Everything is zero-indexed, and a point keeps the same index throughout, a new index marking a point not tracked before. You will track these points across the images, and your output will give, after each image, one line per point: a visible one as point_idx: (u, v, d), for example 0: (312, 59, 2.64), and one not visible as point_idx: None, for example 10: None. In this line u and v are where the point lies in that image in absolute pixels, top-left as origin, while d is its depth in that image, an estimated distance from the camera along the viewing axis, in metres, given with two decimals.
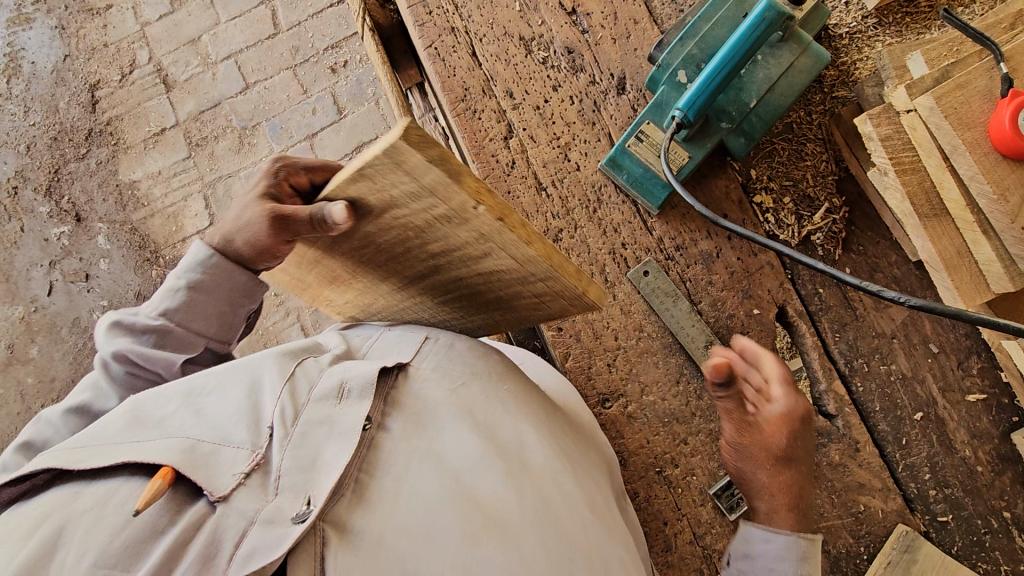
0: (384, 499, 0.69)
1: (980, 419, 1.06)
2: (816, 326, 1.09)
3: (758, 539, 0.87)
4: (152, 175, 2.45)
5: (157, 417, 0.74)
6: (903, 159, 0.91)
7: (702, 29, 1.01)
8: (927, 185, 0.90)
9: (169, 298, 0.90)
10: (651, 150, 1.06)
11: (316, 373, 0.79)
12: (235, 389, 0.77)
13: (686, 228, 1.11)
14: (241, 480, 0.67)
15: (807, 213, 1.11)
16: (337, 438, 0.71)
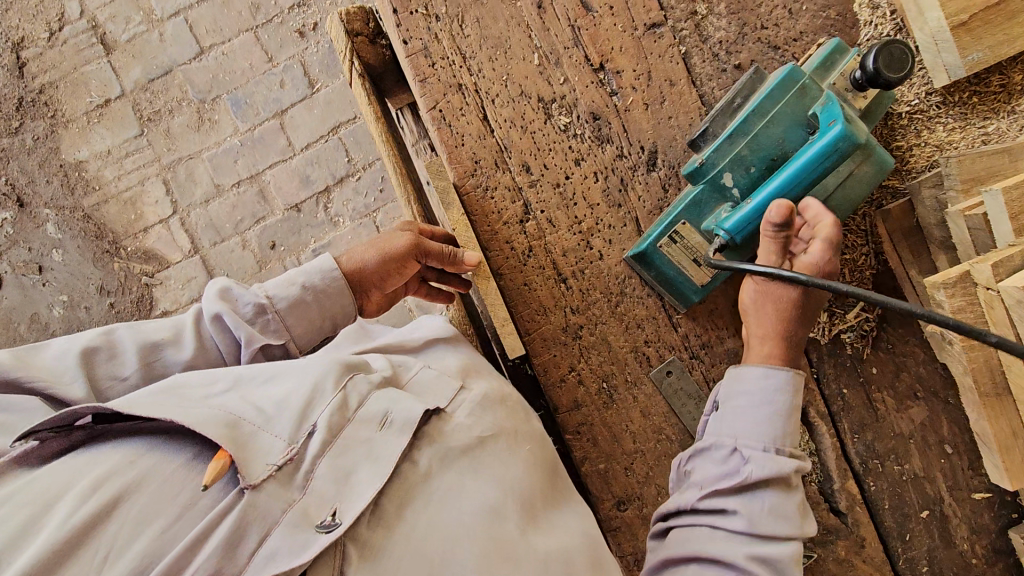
0: (410, 535, 0.73)
1: (982, 516, 1.08)
2: (836, 426, 1.07)
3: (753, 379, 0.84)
4: (100, 155, 2.18)
5: (205, 395, 0.78)
6: (973, 335, 0.87)
7: (754, 125, 0.89)
8: (994, 362, 0.86)
9: (283, 288, 0.92)
10: (685, 249, 0.96)
11: (366, 392, 0.81)
12: (286, 387, 0.79)
13: (714, 324, 1.04)
14: (271, 473, 0.70)
15: (840, 311, 1.05)
16: (373, 462, 0.74)
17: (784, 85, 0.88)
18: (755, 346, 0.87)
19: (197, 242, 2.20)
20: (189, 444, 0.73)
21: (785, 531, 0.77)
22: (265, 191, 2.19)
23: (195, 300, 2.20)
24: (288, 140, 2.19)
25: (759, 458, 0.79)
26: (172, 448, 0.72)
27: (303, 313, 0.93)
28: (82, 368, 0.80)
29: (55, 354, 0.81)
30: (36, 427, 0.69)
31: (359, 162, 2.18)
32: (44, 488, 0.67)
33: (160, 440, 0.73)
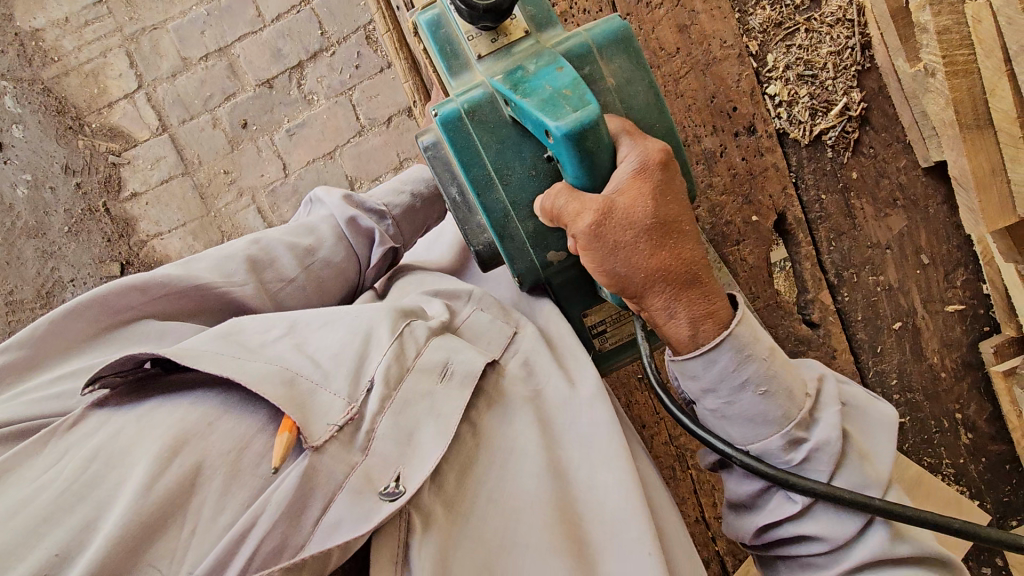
0: (481, 494, 0.75)
1: (954, 329, 1.07)
2: (813, 235, 1.05)
3: (703, 369, 0.74)
4: (57, 23, 2.07)
5: (260, 341, 0.78)
6: (956, 58, 0.92)
7: (492, 193, 0.82)
8: (978, 91, 0.93)
9: (395, 196, 1.08)
10: (608, 320, 0.96)
11: (423, 338, 0.81)
12: (346, 332, 0.79)
13: (691, 120, 1.00)
14: (333, 434, 0.70)
15: (822, 111, 1.00)
16: (436, 419, 0.75)
17: (465, 144, 0.81)
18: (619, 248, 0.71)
19: (165, 119, 2.10)
20: (259, 403, 0.72)
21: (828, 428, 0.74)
22: (235, 65, 2.09)
23: (166, 180, 2.12)
24: (257, 10, 2.07)
25: (743, 398, 0.74)
26: (243, 409, 0.71)
27: (415, 219, 1.10)
28: (249, 276, 0.93)
29: (210, 265, 0.92)
30: (99, 372, 0.70)
31: (332, 36, 2.07)
32: (112, 451, 0.66)
33: (212, 388, 0.72)
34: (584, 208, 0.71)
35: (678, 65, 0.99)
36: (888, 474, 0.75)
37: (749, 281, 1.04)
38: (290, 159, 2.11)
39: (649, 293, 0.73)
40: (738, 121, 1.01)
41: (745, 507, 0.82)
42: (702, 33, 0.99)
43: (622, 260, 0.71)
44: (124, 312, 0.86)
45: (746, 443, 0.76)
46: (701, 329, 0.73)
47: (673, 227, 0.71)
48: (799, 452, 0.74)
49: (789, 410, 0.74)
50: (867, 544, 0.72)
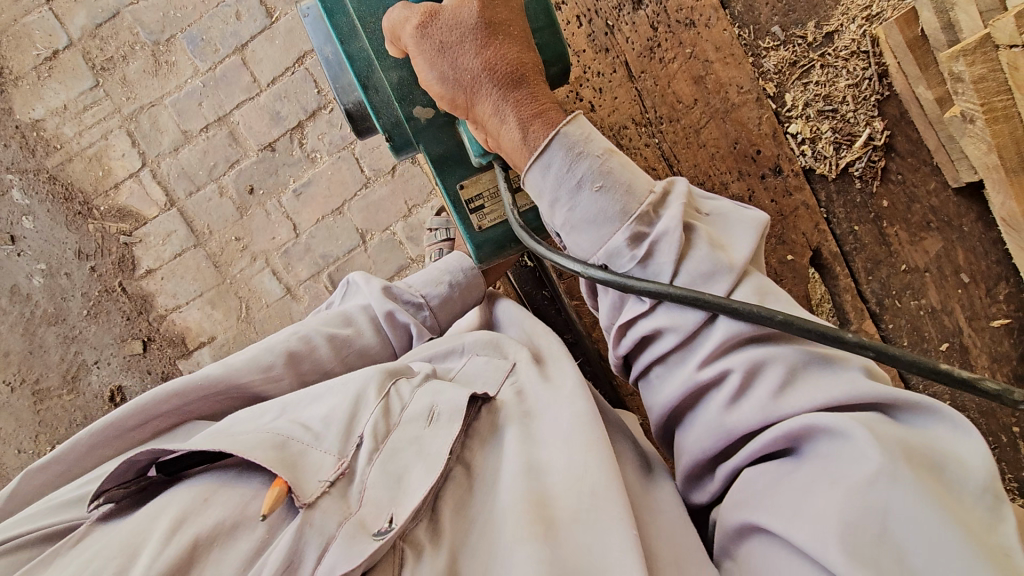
0: (475, 522, 0.75)
1: (1002, 343, 1.06)
2: (849, 267, 1.04)
3: (542, 173, 0.74)
4: (56, 111, 2.08)
5: (255, 425, 0.83)
6: (998, 104, 0.90)
7: (355, 42, 0.87)
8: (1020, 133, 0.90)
9: (434, 287, 1.07)
10: (486, 196, 0.98)
11: (409, 393, 0.87)
12: (333, 402, 0.85)
13: (716, 169, 0.99)
14: (325, 488, 0.73)
15: (846, 144, 1.00)
16: (424, 458, 0.78)
17: None
18: (460, 60, 0.73)
19: (172, 193, 2.11)
20: (254, 475, 0.76)
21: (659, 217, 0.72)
22: (236, 132, 2.09)
23: (179, 254, 2.12)
24: (252, 75, 2.08)
25: (585, 195, 0.73)
26: (241, 481, 0.75)
27: (451, 308, 1.08)
28: (286, 368, 0.93)
29: (248, 358, 0.93)
30: (102, 485, 0.72)
31: (330, 93, 2.07)
32: (114, 542, 0.69)
33: (210, 466, 0.77)
34: (411, 12, 0.74)
35: (697, 116, 0.98)
36: (743, 262, 0.71)
37: None
38: (299, 219, 2.12)
39: (478, 98, 0.75)
40: (763, 164, 1.00)
41: (615, 254, 0.74)
42: (718, 82, 0.98)
43: (451, 62, 0.73)
44: (161, 416, 0.87)
45: (595, 250, 0.75)
46: (531, 130, 0.74)
47: (500, 28, 0.74)
48: (642, 247, 0.73)
49: (632, 196, 0.73)
50: (716, 330, 0.69)
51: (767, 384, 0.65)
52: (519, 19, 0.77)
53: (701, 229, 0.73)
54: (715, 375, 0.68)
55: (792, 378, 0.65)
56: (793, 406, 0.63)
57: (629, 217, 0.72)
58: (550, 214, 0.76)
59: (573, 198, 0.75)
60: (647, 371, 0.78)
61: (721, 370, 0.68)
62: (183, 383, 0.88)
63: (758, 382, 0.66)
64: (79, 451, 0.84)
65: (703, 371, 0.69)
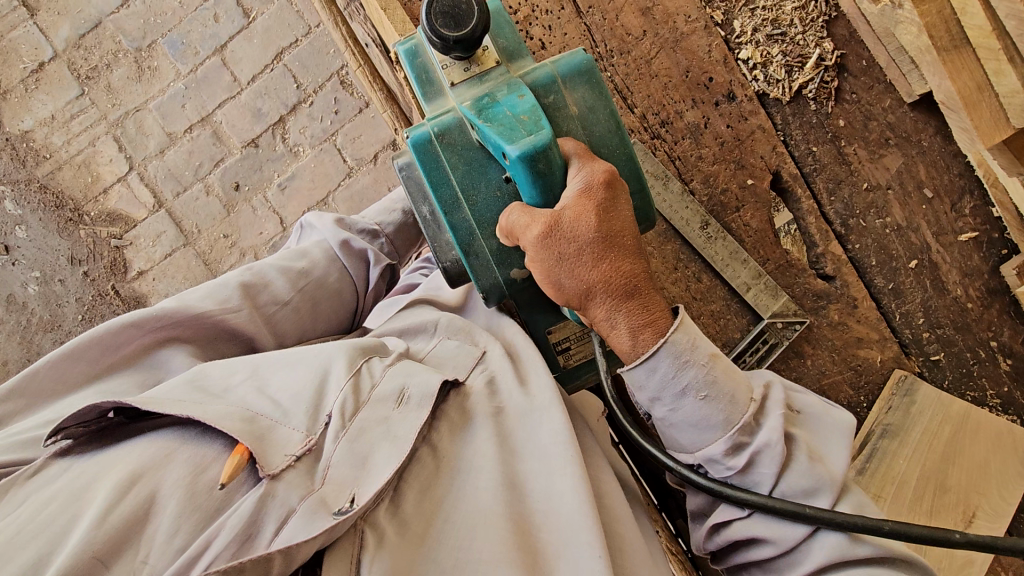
0: (443, 511, 0.77)
1: (972, 257, 1.06)
2: (810, 188, 1.04)
3: (647, 378, 0.75)
4: (44, 122, 2.13)
5: (224, 385, 0.83)
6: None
7: (458, 212, 0.85)
8: (947, 13, 0.96)
9: (386, 216, 1.15)
10: (572, 337, 0.98)
11: (383, 371, 0.86)
12: (303, 375, 0.85)
13: (670, 97, 1.01)
14: (292, 462, 0.74)
15: (796, 66, 1.01)
16: (391, 441, 0.79)
17: (433, 162, 0.83)
18: (563, 275, 0.74)
19: (159, 195, 2.14)
20: (218, 437, 0.76)
21: (724, 420, 0.75)
22: (219, 131, 2.13)
23: (169, 254, 2.15)
24: (232, 75, 2.13)
25: (687, 409, 0.75)
26: (202, 441, 0.75)
27: (404, 234, 1.16)
28: (244, 301, 0.94)
29: (205, 294, 0.94)
30: (63, 422, 0.75)
31: (308, 86, 2.12)
32: (70, 490, 0.71)
33: (172, 422, 0.77)
34: (534, 220, 0.74)
35: (647, 47, 1.00)
36: (842, 477, 0.74)
37: (757, 245, 1.04)
38: (285, 213, 2.14)
39: (592, 304, 0.75)
40: (716, 91, 1.01)
41: (710, 459, 0.76)
42: (665, 12, 1.00)
43: (567, 271, 0.74)
44: (121, 349, 0.89)
45: (694, 449, 0.78)
46: (640, 337, 0.74)
47: (616, 241, 0.74)
48: (741, 457, 0.75)
49: (740, 408, 0.75)
50: (821, 548, 0.71)
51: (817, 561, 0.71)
52: (634, 226, 0.76)
53: (800, 438, 0.75)
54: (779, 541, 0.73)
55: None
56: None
57: (736, 435, 0.74)
58: (648, 406, 0.79)
59: (678, 407, 0.76)
60: (742, 564, 0.79)
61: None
62: (141, 315, 0.90)
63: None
64: (38, 382, 0.85)
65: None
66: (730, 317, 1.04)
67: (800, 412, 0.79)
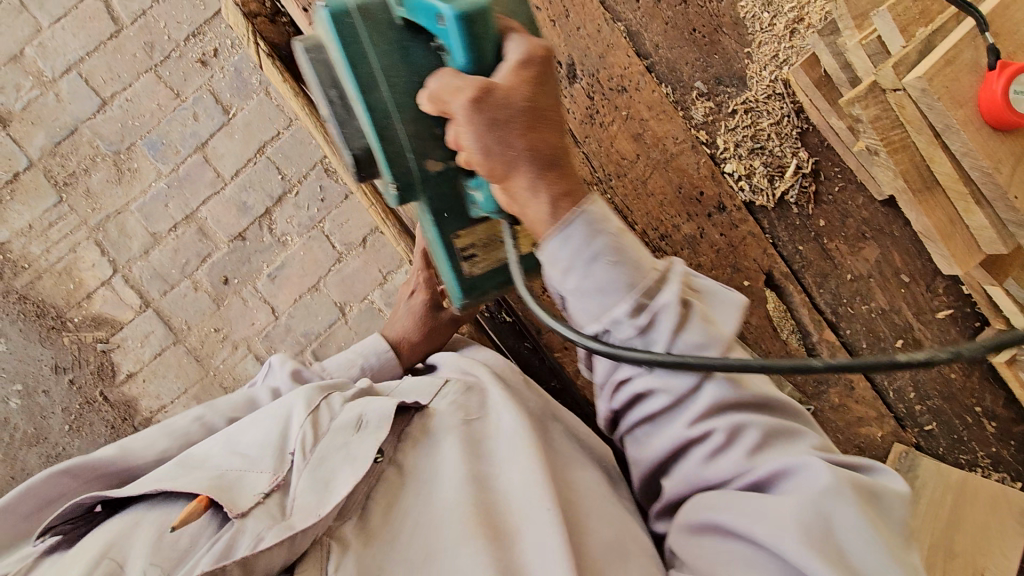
0: (409, 521, 0.77)
1: (950, 332, 1.15)
2: (801, 283, 1.13)
3: (559, 248, 0.68)
4: (22, 232, 2.09)
5: (205, 458, 0.87)
6: (893, 138, 0.98)
7: (373, 91, 0.78)
8: (919, 159, 0.99)
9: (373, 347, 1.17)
10: (478, 245, 0.90)
11: (338, 407, 0.92)
12: (269, 420, 0.91)
13: (666, 213, 1.08)
14: (259, 499, 0.76)
15: (778, 176, 1.10)
16: (351, 464, 0.79)
17: (350, 36, 0.77)
18: (480, 142, 0.67)
19: (146, 295, 2.11)
20: (182, 499, 0.79)
21: (625, 279, 0.68)
22: (205, 227, 2.13)
23: (159, 354, 2.11)
24: (215, 171, 2.14)
25: (581, 273, 0.68)
26: (169, 503, 0.78)
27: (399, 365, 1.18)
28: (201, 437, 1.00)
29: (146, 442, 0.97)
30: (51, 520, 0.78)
31: (293, 176, 2.14)
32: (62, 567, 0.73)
33: (153, 502, 0.78)
34: (464, 84, 0.68)
35: (642, 168, 1.08)
36: (733, 336, 0.70)
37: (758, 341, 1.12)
38: (277, 302, 2.14)
39: (515, 175, 0.69)
40: (707, 203, 1.09)
41: (615, 321, 0.69)
42: (655, 136, 1.08)
43: (495, 138, 0.67)
44: (55, 500, 0.89)
45: (597, 317, 0.70)
46: (560, 208, 0.69)
47: (544, 115, 0.68)
48: (642, 316, 0.68)
49: (642, 272, 0.69)
50: (707, 395, 0.69)
51: (744, 445, 0.68)
52: (557, 109, 0.70)
53: (697, 304, 0.70)
54: (701, 434, 0.69)
55: (764, 444, 0.68)
56: (764, 470, 0.67)
57: (644, 294, 0.68)
58: (553, 277, 0.70)
59: (586, 269, 0.68)
60: (633, 424, 0.77)
61: (708, 430, 0.69)
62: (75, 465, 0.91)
63: (737, 443, 0.69)
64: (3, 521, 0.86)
65: (692, 429, 0.70)
66: None
67: (702, 290, 0.74)
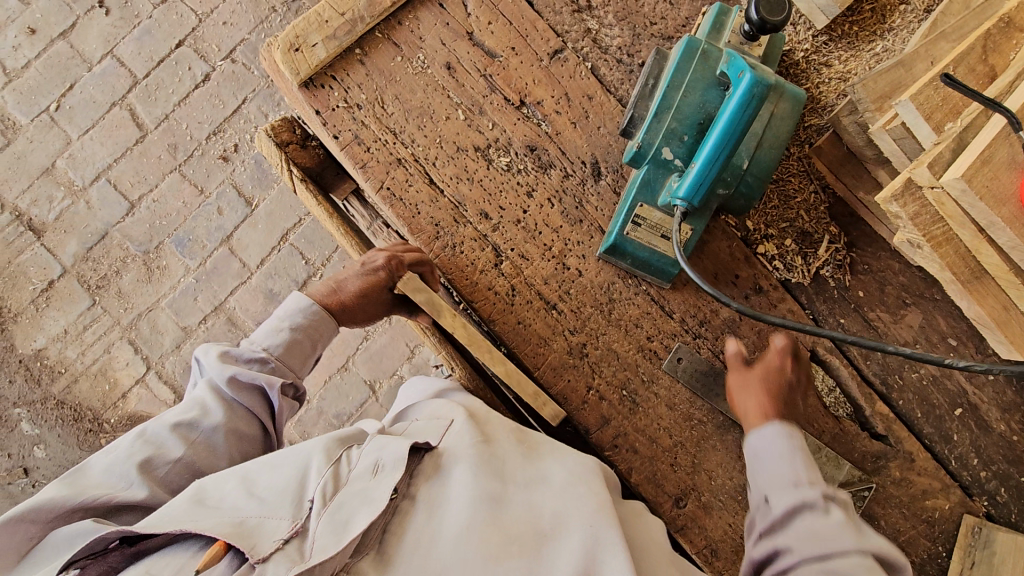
0: (421, 540, 0.76)
1: (1006, 392, 1.13)
2: (846, 356, 1.11)
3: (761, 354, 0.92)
4: (58, 337, 2.13)
5: (216, 494, 0.79)
6: (936, 233, 0.83)
7: (659, 121, 0.94)
8: (962, 251, 0.84)
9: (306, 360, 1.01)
10: (647, 223, 1.00)
11: (359, 451, 0.85)
12: (289, 463, 0.83)
13: (703, 300, 1.08)
14: (278, 546, 0.71)
15: (811, 251, 1.10)
16: (368, 505, 0.75)
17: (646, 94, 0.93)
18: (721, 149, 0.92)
19: (180, 390, 2.13)
20: (193, 543, 0.74)
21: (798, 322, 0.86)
22: (234, 317, 2.16)
23: None
24: (241, 262, 2.18)
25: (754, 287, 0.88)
26: (183, 547, 0.74)
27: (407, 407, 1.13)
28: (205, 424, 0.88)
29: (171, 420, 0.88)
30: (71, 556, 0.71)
31: (317, 260, 2.18)
32: None
33: (171, 546, 0.74)
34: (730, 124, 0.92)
35: None
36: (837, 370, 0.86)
37: (811, 420, 1.09)
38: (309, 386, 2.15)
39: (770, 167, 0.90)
40: (744, 286, 1.09)
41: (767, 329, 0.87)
42: None
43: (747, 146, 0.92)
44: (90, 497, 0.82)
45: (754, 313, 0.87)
46: None
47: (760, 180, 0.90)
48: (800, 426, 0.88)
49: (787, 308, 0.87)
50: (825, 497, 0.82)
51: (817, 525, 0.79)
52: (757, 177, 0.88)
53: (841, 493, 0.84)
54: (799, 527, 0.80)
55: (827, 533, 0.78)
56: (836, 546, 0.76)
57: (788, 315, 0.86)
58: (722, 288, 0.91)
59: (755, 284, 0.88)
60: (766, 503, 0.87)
61: (791, 512, 0.82)
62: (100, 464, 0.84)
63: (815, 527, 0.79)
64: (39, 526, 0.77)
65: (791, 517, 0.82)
66: None
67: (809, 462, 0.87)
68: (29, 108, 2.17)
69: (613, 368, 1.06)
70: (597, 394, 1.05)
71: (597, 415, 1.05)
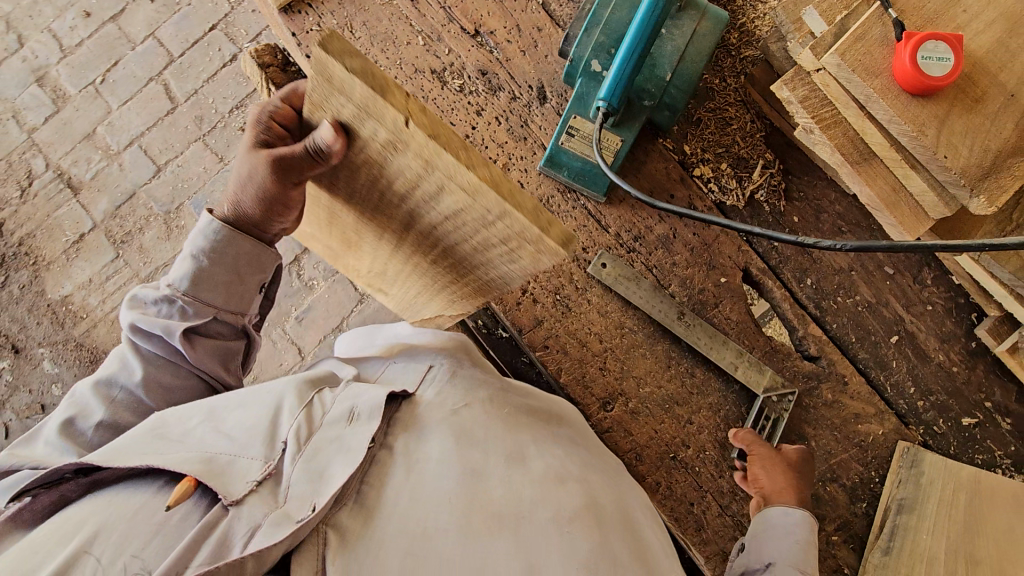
0: (391, 515, 0.68)
1: (945, 324, 1.13)
2: (780, 279, 1.14)
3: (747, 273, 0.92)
4: (83, 285, 2.32)
5: (179, 429, 0.76)
6: (824, 115, 0.92)
7: (591, 37, 1.05)
8: (852, 133, 0.91)
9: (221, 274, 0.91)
10: (580, 133, 1.09)
11: (333, 395, 0.80)
12: (257, 401, 0.80)
13: (638, 216, 1.14)
14: (252, 487, 0.68)
15: (746, 175, 1.15)
16: (348, 453, 0.71)
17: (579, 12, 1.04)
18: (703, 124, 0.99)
19: None
20: (157, 476, 0.71)
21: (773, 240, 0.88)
22: None
23: None
24: None
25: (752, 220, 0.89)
26: (145, 481, 0.70)
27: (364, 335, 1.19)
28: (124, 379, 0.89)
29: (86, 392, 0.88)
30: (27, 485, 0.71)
31: None
32: (30, 542, 0.65)
33: (134, 479, 0.71)
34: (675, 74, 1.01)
35: None
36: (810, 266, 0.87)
37: (741, 336, 1.12)
38: (303, 343, 2.26)
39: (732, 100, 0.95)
40: (678, 205, 1.14)
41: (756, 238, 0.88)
42: None
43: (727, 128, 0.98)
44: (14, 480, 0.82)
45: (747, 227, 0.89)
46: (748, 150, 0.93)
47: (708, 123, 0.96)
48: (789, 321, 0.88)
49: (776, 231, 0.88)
50: None
51: None
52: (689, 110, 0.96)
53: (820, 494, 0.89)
54: None
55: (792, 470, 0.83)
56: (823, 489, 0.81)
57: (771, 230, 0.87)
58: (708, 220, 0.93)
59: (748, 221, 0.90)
60: None
61: None
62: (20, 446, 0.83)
63: None
64: None
65: None
66: (728, 407, 1.10)
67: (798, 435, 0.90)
68: (80, 81, 2.43)
69: (548, 274, 1.12)
70: (532, 297, 1.12)
71: (530, 317, 1.11)
